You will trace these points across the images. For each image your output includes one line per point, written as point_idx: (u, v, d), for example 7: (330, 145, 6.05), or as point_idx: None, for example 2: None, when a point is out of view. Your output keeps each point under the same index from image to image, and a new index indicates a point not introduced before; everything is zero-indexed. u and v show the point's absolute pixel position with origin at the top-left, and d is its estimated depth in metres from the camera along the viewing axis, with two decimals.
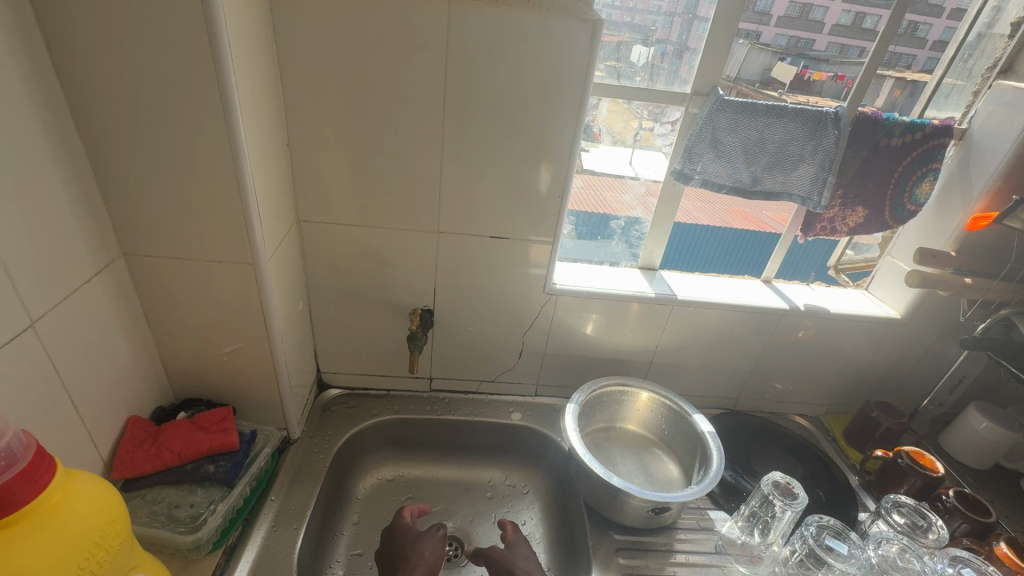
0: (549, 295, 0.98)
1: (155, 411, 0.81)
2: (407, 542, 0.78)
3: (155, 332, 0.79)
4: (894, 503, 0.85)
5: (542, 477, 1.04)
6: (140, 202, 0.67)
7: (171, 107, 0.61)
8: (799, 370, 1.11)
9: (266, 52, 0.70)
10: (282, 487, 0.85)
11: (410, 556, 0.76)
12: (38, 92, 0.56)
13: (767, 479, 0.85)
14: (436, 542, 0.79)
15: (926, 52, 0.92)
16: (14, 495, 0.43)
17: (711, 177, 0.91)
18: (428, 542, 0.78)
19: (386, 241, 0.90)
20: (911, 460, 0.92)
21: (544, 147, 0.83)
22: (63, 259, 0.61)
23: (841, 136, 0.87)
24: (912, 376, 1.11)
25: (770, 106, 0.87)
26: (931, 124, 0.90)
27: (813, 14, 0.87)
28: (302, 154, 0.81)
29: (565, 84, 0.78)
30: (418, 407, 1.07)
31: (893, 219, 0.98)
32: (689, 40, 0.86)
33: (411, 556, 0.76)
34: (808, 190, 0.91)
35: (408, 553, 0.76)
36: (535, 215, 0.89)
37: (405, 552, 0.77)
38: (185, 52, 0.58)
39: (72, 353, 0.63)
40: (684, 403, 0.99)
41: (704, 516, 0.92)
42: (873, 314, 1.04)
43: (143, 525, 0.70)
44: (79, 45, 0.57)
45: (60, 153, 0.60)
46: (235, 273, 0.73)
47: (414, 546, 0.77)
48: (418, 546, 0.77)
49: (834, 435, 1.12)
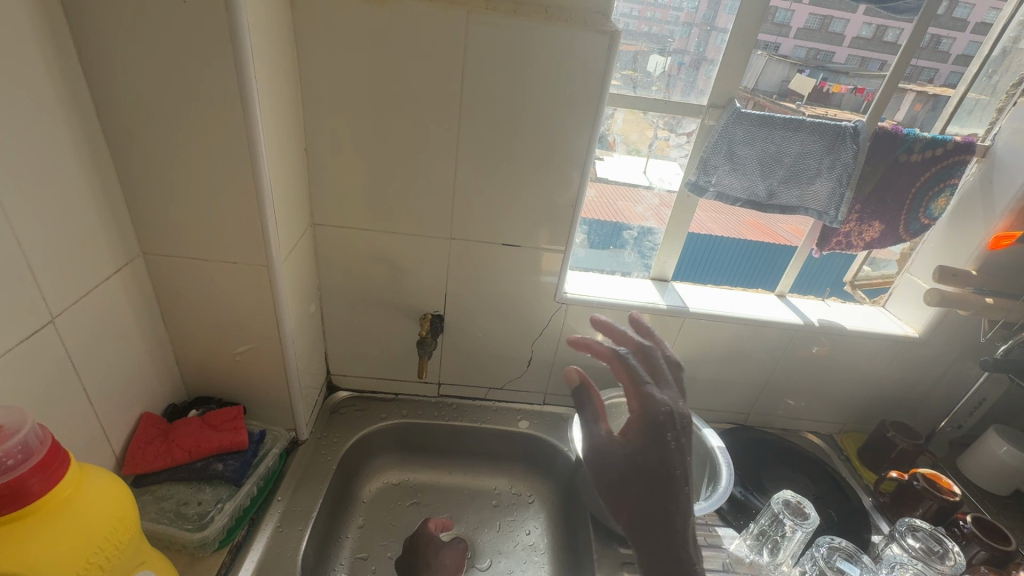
0: (560, 303, 0.97)
1: (167, 408, 0.82)
2: (430, 549, 0.85)
3: (170, 330, 0.80)
4: (909, 526, 0.83)
5: (548, 487, 1.03)
6: (160, 202, 0.69)
7: (194, 111, 0.62)
8: (813, 386, 1.09)
9: (287, 58, 0.71)
10: (288, 488, 0.85)
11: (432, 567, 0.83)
12: (66, 94, 0.58)
13: (778, 497, 0.83)
14: (457, 554, 0.87)
15: (949, 66, 0.91)
16: (29, 487, 0.44)
17: (727, 190, 0.91)
18: (450, 554, 0.86)
19: (399, 246, 0.91)
20: (927, 482, 0.90)
21: (559, 156, 0.83)
22: (84, 257, 0.62)
23: (860, 151, 0.86)
24: (929, 396, 1.09)
25: (788, 119, 0.86)
26: (952, 140, 0.88)
27: (833, 26, 0.85)
28: (319, 158, 0.82)
29: (582, 94, 0.78)
30: (426, 412, 1.07)
31: (907, 232, 0.96)
32: (707, 50, 0.86)
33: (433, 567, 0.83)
34: (825, 205, 0.90)
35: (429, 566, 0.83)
36: (548, 224, 0.89)
37: (429, 562, 0.83)
38: (209, 58, 0.59)
39: (89, 349, 0.64)
40: (695, 416, 0.97)
41: (712, 532, 0.89)
42: (890, 332, 1.02)
43: (152, 521, 0.71)
44: (107, 50, 0.59)
45: (85, 153, 0.61)
46: (250, 275, 0.74)
47: (435, 555, 0.84)
48: (441, 555, 0.85)
49: (847, 453, 1.10)
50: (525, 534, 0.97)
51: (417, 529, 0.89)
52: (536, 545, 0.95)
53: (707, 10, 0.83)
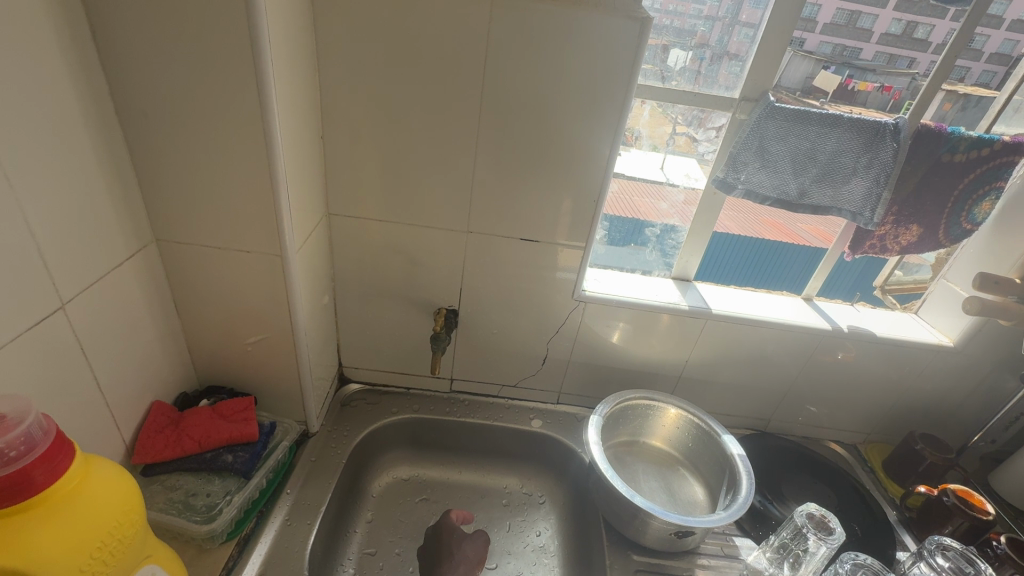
0: (578, 301, 0.95)
1: (178, 396, 0.81)
2: (452, 539, 0.85)
3: (182, 319, 0.79)
4: (939, 545, 0.77)
5: (560, 488, 1.01)
6: (173, 188, 0.67)
7: (208, 94, 0.60)
8: (837, 394, 1.05)
9: (305, 43, 0.69)
10: (297, 481, 0.84)
11: (453, 556, 0.83)
12: (80, 76, 0.56)
13: (802, 509, 0.79)
14: (478, 547, 0.86)
15: (982, 65, 0.85)
16: (33, 479, 0.43)
17: (755, 188, 0.87)
18: (472, 546, 0.85)
19: (416, 239, 0.89)
20: (958, 499, 0.86)
21: (582, 149, 0.80)
22: (94, 242, 0.61)
23: (900, 149, 0.82)
24: (961, 408, 1.04)
25: (824, 114, 0.82)
26: (1000, 139, 0.83)
27: (861, 22, 0.81)
28: (336, 146, 0.80)
29: (608, 85, 0.75)
30: (438, 407, 1.05)
31: (947, 238, 0.91)
32: (729, 45, 0.82)
33: (454, 557, 0.83)
34: (859, 206, 0.86)
35: (450, 555, 0.83)
36: (570, 219, 0.86)
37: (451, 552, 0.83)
38: (225, 43, 0.57)
39: (100, 336, 0.63)
40: (714, 421, 0.95)
41: (728, 542, 0.88)
42: (923, 340, 0.98)
43: (160, 511, 0.70)
44: (120, 31, 0.57)
45: (98, 136, 0.60)
46: (264, 264, 0.73)
47: (456, 547, 0.84)
48: (463, 545, 0.85)
49: (872, 465, 1.06)
50: (535, 535, 0.95)
51: (440, 520, 0.88)
52: (546, 547, 0.93)
53: (730, 3, 0.80)
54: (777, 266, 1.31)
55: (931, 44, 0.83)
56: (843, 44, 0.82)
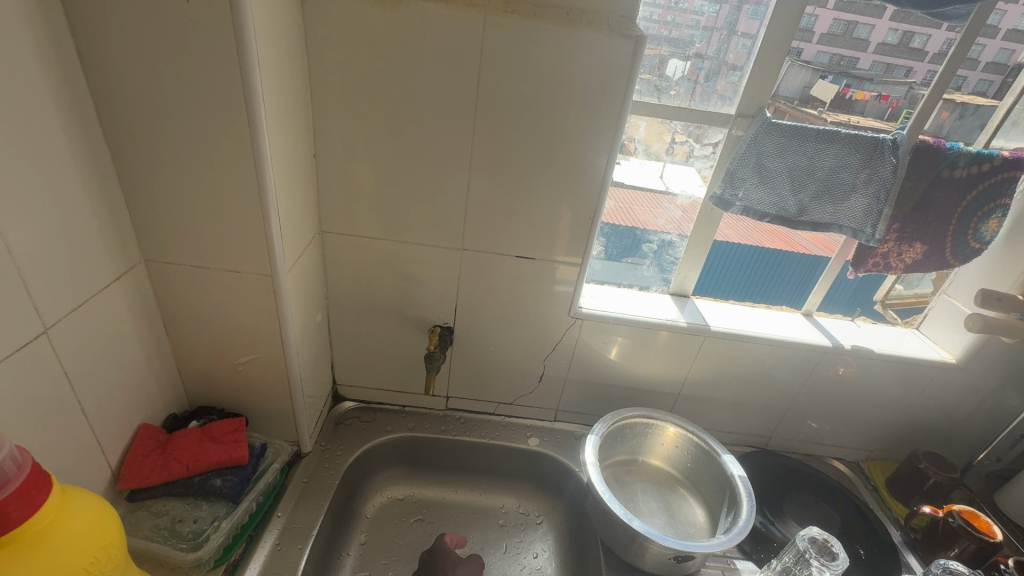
0: (574, 318, 0.93)
1: (166, 418, 0.80)
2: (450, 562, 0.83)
3: (172, 338, 0.78)
4: (945, 569, 0.74)
5: (558, 508, 0.99)
6: (159, 209, 0.67)
7: (196, 115, 0.60)
8: (837, 412, 1.03)
9: (295, 60, 0.69)
10: (289, 504, 0.82)
11: None
12: (65, 95, 0.55)
13: (804, 533, 0.75)
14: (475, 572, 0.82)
15: (978, 73, 0.84)
16: (7, 515, 0.41)
17: (754, 205, 0.86)
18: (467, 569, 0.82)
19: (409, 256, 0.88)
20: (964, 521, 0.83)
21: (577, 166, 0.79)
22: (79, 264, 0.60)
23: (900, 164, 0.80)
24: (964, 426, 1.03)
25: (821, 131, 0.81)
26: (999, 155, 0.82)
27: (858, 31, 0.79)
28: (329, 163, 0.80)
29: (603, 101, 0.74)
30: (434, 425, 1.04)
31: (954, 257, 0.90)
32: (727, 55, 0.81)
33: None
34: (861, 221, 0.84)
35: None
36: (566, 234, 0.85)
37: None
38: (213, 60, 0.56)
39: (85, 359, 0.62)
40: (714, 440, 0.93)
41: (729, 565, 0.85)
42: (925, 356, 0.96)
43: (145, 539, 0.68)
44: (107, 51, 0.56)
45: (83, 156, 0.59)
46: (254, 283, 0.72)
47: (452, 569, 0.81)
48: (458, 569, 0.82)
49: (875, 484, 1.04)
50: (532, 557, 0.93)
51: (435, 543, 0.86)
52: (543, 569, 0.91)
53: (729, 13, 0.79)
54: (772, 277, 1.35)
55: (928, 53, 0.82)
56: (840, 53, 0.80)
